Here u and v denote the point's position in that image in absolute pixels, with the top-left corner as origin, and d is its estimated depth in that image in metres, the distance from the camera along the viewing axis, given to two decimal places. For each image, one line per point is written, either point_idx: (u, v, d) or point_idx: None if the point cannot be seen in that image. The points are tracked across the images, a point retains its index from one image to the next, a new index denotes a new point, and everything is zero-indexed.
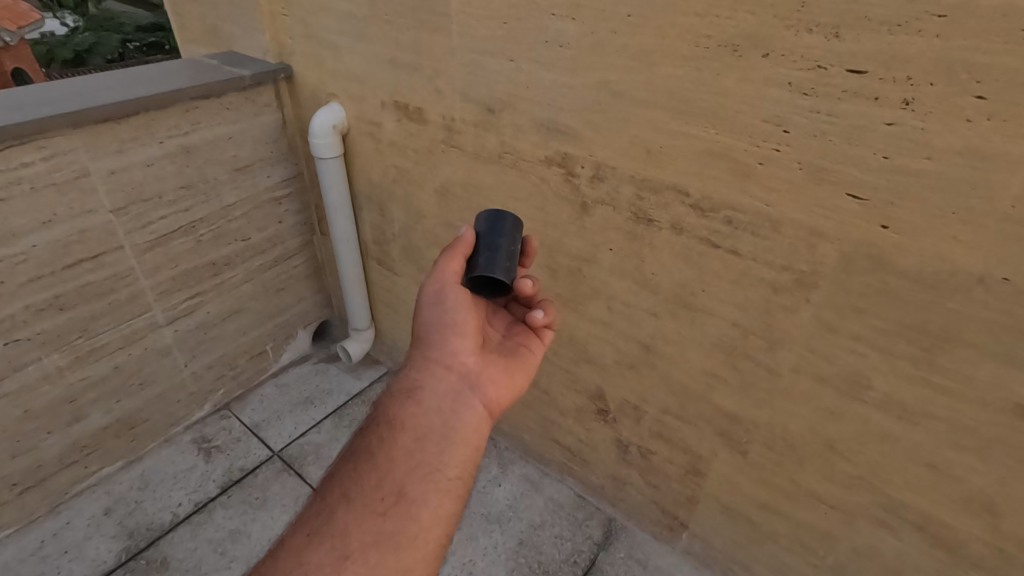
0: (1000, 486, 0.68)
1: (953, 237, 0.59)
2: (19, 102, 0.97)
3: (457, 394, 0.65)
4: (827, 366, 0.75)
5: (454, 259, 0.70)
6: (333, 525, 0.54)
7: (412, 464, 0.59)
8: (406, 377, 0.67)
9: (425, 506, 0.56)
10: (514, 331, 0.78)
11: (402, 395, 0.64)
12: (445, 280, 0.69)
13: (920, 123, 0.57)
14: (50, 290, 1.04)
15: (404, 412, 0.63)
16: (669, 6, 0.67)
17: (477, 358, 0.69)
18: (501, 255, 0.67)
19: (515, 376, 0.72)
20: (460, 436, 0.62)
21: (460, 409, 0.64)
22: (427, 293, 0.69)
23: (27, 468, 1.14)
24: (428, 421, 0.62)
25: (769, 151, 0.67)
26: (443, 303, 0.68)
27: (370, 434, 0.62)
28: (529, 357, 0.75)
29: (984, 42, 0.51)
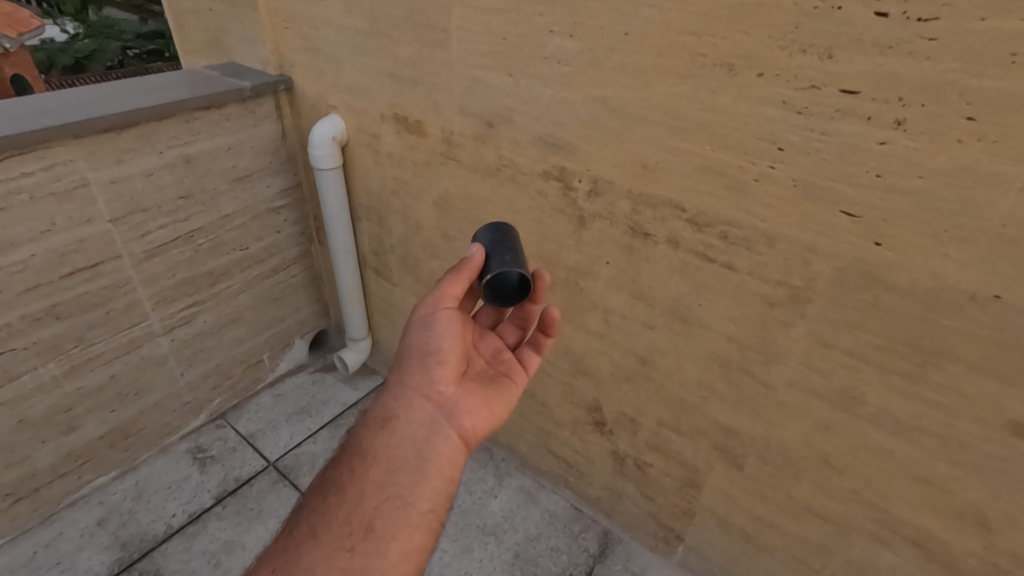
0: (993, 501, 0.68)
1: (946, 255, 0.60)
2: (20, 112, 0.97)
3: (433, 424, 0.65)
4: (822, 381, 0.76)
5: (456, 282, 0.69)
6: (298, 562, 0.54)
7: (385, 496, 0.59)
8: (383, 405, 0.67)
9: (395, 542, 0.57)
10: (498, 360, 0.77)
11: (379, 424, 0.65)
12: (436, 305, 0.69)
13: (911, 143, 0.57)
14: (47, 299, 1.04)
15: (378, 442, 0.63)
16: (667, 24, 0.68)
17: (456, 386, 0.69)
18: (515, 259, 0.68)
19: (496, 406, 0.71)
20: (433, 468, 0.62)
21: (435, 441, 0.64)
22: (417, 317, 0.70)
23: (21, 478, 1.14)
24: (401, 452, 0.62)
25: (764, 168, 0.68)
26: (428, 329, 0.68)
27: (343, 466, 0.62)
28: (511, 388, 0.75)
29: (974, 65, 0.52)
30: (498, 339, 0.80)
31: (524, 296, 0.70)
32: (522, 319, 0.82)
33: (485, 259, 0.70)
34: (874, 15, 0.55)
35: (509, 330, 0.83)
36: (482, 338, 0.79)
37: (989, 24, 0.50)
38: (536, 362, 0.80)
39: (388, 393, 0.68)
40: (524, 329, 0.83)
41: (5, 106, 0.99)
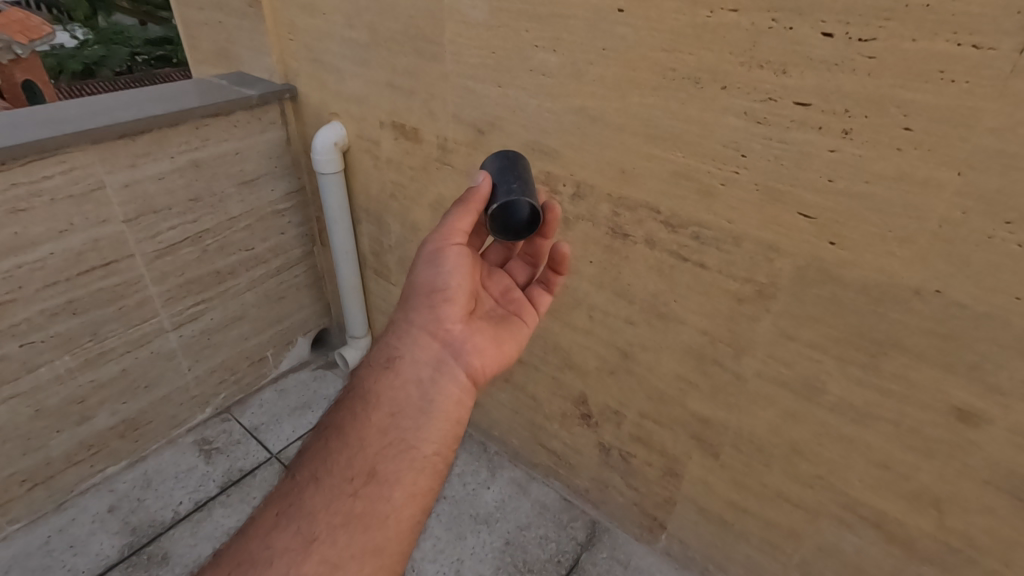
0: (943, 483, 0.73)
1: (891, 253, 0.65)
2: (41, 120, 1.04)
3: (440, 362, 0.67)
4: (787, 371, 0.81)
5: (465, 216, 0.68)
6: (302, 504, 0.57)
7: (389, 440, 0.61)
8: (389, 344, 0.68)
9: (398, 485, 0.59)
10: (507, 299, 0.79)
11: (381, 369, 0.67)
12: (444, 237, 0.69)
13: (858, 151, 0.63)
14: (64, 295, 1.10)
15: (381, 387, 0.65)
16: (639, 42, 0.74)
17: (464, 326, 0.71)
18: (525, 188, 0.67)
19: (503, 345, 0.74)
20: (438, 410, 0.65)
21: (442, 382, 0.66)
22: (426, 253, 0.70)
23: (36, 466, 1.20)
24: (406, 395, 0.64)
25: (729, 174, 0.74)
26: (436, 264, 0.69)
27: (345, 409, 0.64)
28: (519, 327, 0.77)
29: (909, 80, 0.58)
30: (507, 278, 0.81)
31: (532, 230, 0.69)
32: (531, 256, 0.83)
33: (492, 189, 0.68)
34: (821, 35, 0.61)
35: (518, 268, 0.83)
36: (491, 277, 0.80)
37: (920, 44, 0.56)
38: (546, 300, 0.81)
39: (394, 333, 0.69)
40: (534, 266, 0.83)
41: (27, 114, 1.06)
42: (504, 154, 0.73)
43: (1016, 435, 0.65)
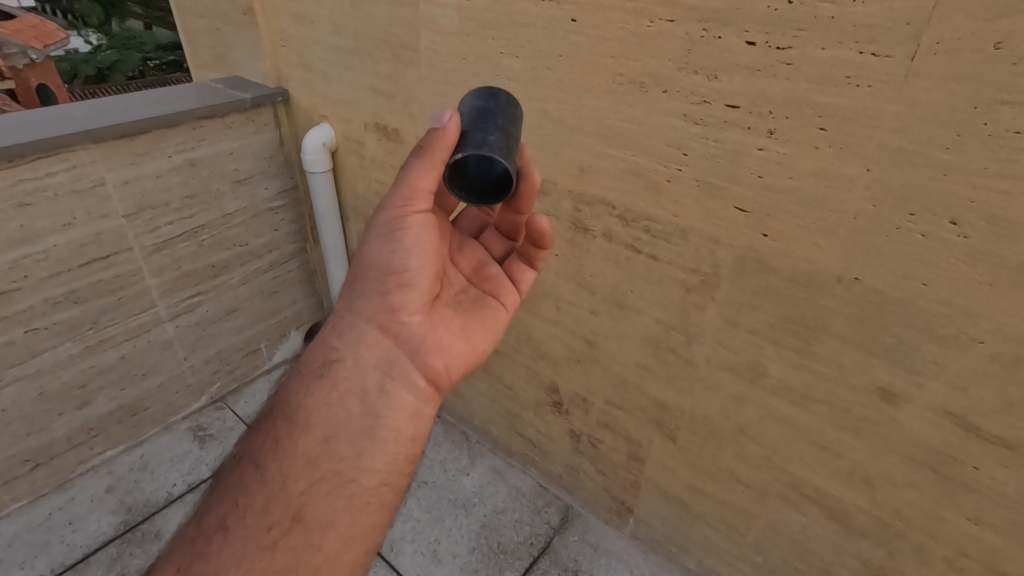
0: (872, 460, 0.79)
1: (816, 243, 0.71)
2: (48, 120, 1.11)
3: (392, 364, 0.70)
4: (731, 357, 0.87)
5: (427, 175, 0.65)
6: (207, 562, 0.57)
7: (320, 470, 0.63)
8: (338, 345, 0.70)
9: (328, 529, 0.61)
10: (480, 277, 0.81)
11: (318, 385, 0.67)
12: (400, 209, 0.68)
13: (782, 149, 0.69)
14: (67, 285, 1.18)
15: (315, 411, 0.66)
16: (591, 49, 0.80)
17: (423, 316, 0.72)
18: (499, 137, 0.62)
19: (470, 336, 0.76)
20: (385, 431, 0.67)
21: (392, 395, 0.68)
22: (383, 231, 0.69)
23: (39, 446, 1.27)
24: (346, 414, 0.66)
25: (673, 171, 0.80)
26: (390, 242, 0.68)
27: (268, 437, 0.65)
28: (488, 313, 0.79)
29: (821, 85, 0.63)
30: (482, 254, 0.83)
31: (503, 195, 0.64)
32: (509, 231, 0.85)
33: (459, 135, 0.63)
34: (745, 43, 0.67)
35: (494, 242, 0.85)
36: (462, 252, 0.82)
37: (828, 52, 0.62)
38: (523, 273, 0.83)
39: (343, 331, 0.71)
40: (512, 241, 0.85)
41: (35, 114, 1.13)
42: (486, 91, 0.68)
43: (932, 412, 0.71)
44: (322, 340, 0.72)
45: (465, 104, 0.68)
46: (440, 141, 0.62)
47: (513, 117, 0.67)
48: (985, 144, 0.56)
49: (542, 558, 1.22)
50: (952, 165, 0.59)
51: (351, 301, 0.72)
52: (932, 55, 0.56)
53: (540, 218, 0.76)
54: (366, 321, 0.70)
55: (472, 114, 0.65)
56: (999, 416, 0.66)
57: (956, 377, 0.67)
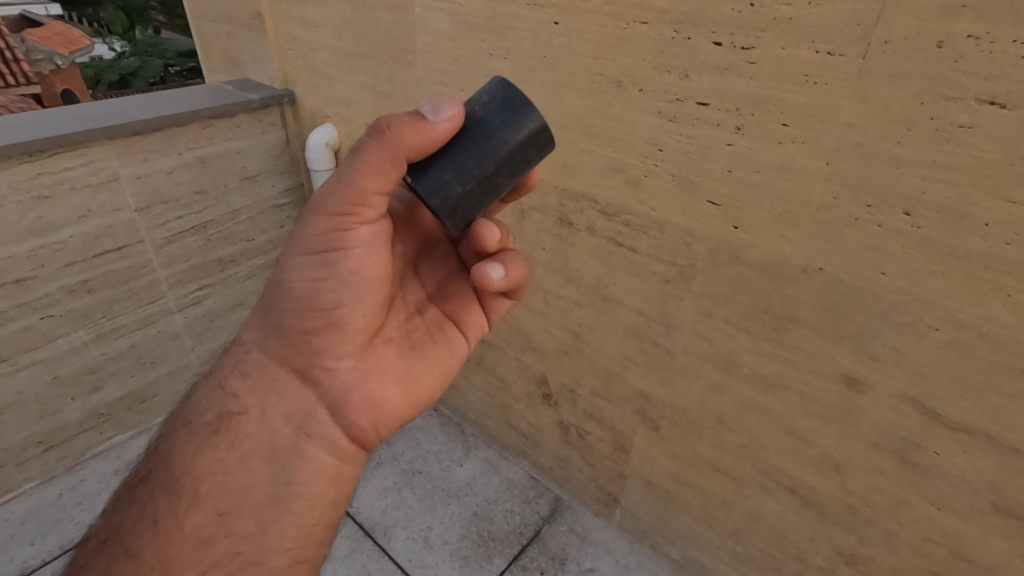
0: (841, 447, 0.81)
1: (782, 235, 0.74)
2: (67, 119, 1.17)
3: (311, 419, 0.69)
4: (707, 346, 0.90)
5: (377, 181, 0.58)
6: None
7: (213, 552, 0.62)
8: (246, 394, 0.68)
9: None
10: (442, 295, 0.78)
11: (214, 446, 0.66)
12: (328, 239, 0.62)
13: (749, 144, 0.72)
14: (80, 275, 1.23)
15: (209, 479, 0.64)
16: (572, 50, 0.84)
17: (353, 359, 0.69)
18: (462, 189, 0.58)
19: (411, 377, 0.73)
20: (296, 498, 0.66)
21: (307, 455, 0.68)
22: (310, 259, 0.63)
23: (51, 429, 1.33)
24: (249, 479, 0.65)
25: (650, 167, 0.83)
26: (318, 276, 0.64)
27: (146, 518, 0.63)
28: (434, 350, 0.76)
29: (783, 83, 0.67)
30: (452, 264, 0.79)
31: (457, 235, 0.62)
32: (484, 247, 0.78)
33: (439, 137, 0.57)
34: (712, 44, 0.70)
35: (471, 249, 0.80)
36: (429, 262, 0.78)
37: (787, 52, 0.65)
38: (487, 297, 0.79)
39: (254, 375, 0.69)
40: None
41: (55, 113, 1.20)
42: (512, 100, 0.58)
43: (895, 399, 0.74)
44: (218, 391, 0.70)
45: (486, 98, 0.59)
46: (412, 133, 0.55)
47: (519, 168, 0.60)
48: (933, 138, 0.59)
49: (530, 546, 1.25)
50: (904, 158, 0.62)
51: (265, 340, 0.69)
52: (883, 53, 0.59)
53: (487, 270, 0.69)
54: (280, 363, 0.69)
55: (474, 126, 0.58)
56: (957, 401, 0.69)
57: (916, 364, 0.70)
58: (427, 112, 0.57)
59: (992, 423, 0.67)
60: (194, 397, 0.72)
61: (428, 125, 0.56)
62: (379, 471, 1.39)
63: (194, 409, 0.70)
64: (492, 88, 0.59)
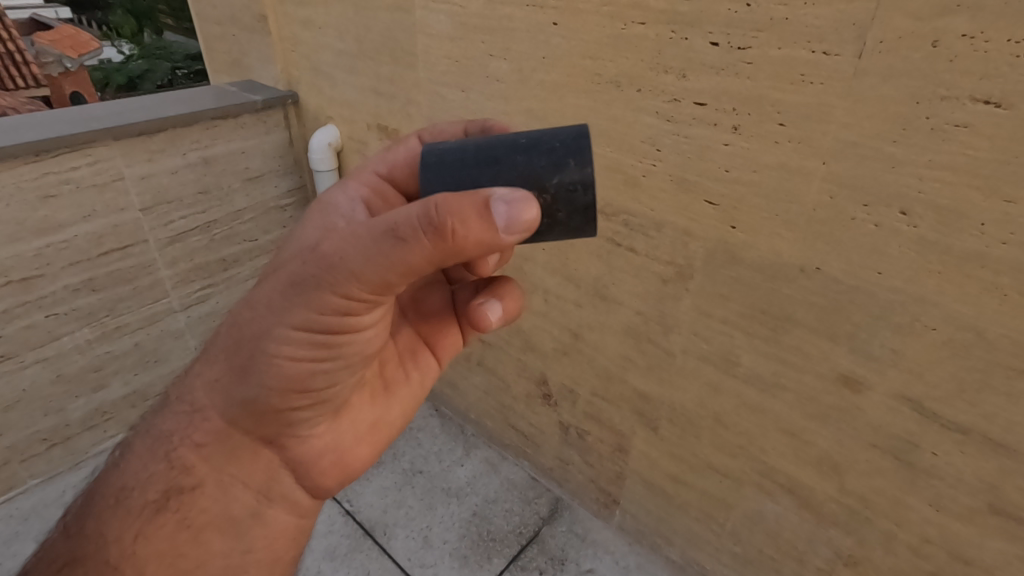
0: (839, 447, 0.81)
1: (779, 235, 0.74)
2: (73, 119, 1.19)
3: (273, 485, 0.69)
4: (705, 346, 0.90)
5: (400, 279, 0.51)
6: None
7: None
8: (199, 466, 0.65)
9: None
10: (421, 314, 0.79)
11: (162, 523, 0.63)
12: (323, 320, 0.56)
13: (746, 144, 0.72)
14: (86, 274, 1.25)
15: (157, 560, 0.62)
16: (571, 51, 0.84)
17: (329, 421, 0.70)
18: None
19: (385, 420, 0.76)
20: (255, 562, 0.68)
21: (267, 520, 0.69)
22: (300, 337, 0.58)
23: (56, 426, 1.34)
24: (205, 554, 0.64)
25: (649, 167, 0.83)
26: (307, 355, 0.59)
27: None
28: (407, 387, 0.78)
29: (779, 83, 0.67)
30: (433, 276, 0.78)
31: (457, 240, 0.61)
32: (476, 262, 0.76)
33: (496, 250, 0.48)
34: (709, 44, 0.71)
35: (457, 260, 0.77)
36: None
37: (784, 52, 0.66)
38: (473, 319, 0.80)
39: (214, 444, 0.66)
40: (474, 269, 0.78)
41: (61, 113, 1.21)
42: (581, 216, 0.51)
43: (892, 399, 0.73)
44: (164, 462, 0.65)
45: (564, 206, 0.51)
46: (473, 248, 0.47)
47: None
48: (928, 138, 0.59)
49: (529, 546, 1.25)
50: (900, 158, 0.62)
51: (227, 408, 0.64)
52: (878, 52, 0.60)
53: (485, 311, 0.69)
54: (245, 431, 0.66)
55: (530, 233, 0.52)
56: (954, 401, 0.69)
57: (913, 364, 0.70)
58: (495, 211, 0.45)
59: (990, 423, 0.67)
60: (129, 462, 0.67)
61: (494, 237, 0.46)
62: (380, 471, 1.40)
63: (131, 480, 0.65)
64: (577, 196, 0.51)
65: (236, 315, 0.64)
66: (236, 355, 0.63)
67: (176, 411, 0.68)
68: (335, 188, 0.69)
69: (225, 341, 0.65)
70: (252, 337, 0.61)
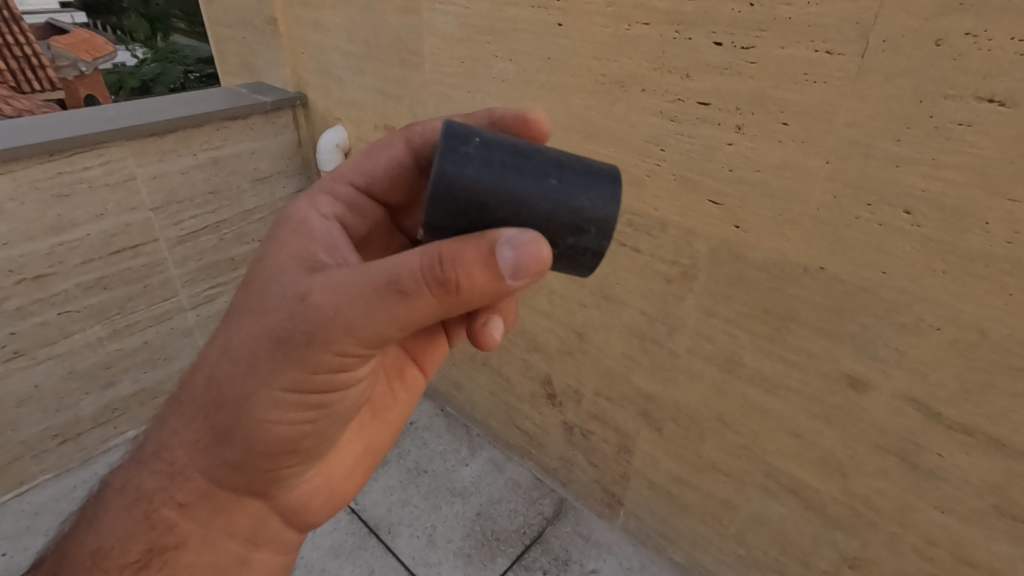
0: (844, 449, 0.81)
1: (783, 234, 0.74)
2: (87, 120, 1.21)
3: (260, 531, 0.72)
4: (710, 346, 0.90)
5: (396, 331, 0.52)
6: None
7: None
8: (183, 525, 0.65)
9: None
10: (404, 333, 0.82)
11: None
12: (315, 380, 0.57)
13: (750, 144, 0.73)
14: (97, 272, 1.26)
15: None
16: (576, 51, 0.85)
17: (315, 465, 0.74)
18: None
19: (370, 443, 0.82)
20: None
21: (254, 563, 0.72)
22: (292, 397, 0.58)
23: (67, 422, 1.36)
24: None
25: (653, 166, 0.84)
26: (299, 413, 0.60)
27: None
28: (389, 411, 0.84)
29: (783, 82, 0.67)
30: None
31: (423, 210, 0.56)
32: None
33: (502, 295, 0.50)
34: (713, 44, 0.71)
35: None
36: None
37: (787, 51, 0.66)
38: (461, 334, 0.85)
39: (198, 502, 0.65)
40: None
41: (75, 114, 1.23)
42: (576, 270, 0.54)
43: (897, 399, 0.73)
44: (147, 521, 0.64)
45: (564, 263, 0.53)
46: (479, 296, 0.48)
47: None
48: (932, 136, 0.59)
49: (533, 546, 1.26)
50: (904, 156, 0.62)
51: (214, 469, 0.64)
52: (882, 52, 0.60)
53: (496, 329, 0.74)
54: (234, 488, 0.67)
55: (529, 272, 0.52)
56: (959, 402, 0.68)
57: (917, 364, 0.69)
58: (501, 257, 0.46)
59: (996, 424, 0.66)
60: (110, 521, 0.65)
61: (499, 284, 0.47)
62: (385, 470, 1.40)
63: (113, 543, 0.64)
64: (573, 240, 0.51)
65: (208, 371, 0.61)
66: (214, 419, 0.61)
67: (152, 469, 0.65)
68: (305, 203, 0.71)
69: (199, 396, 0.62)
70: (234, 399, 0.59)
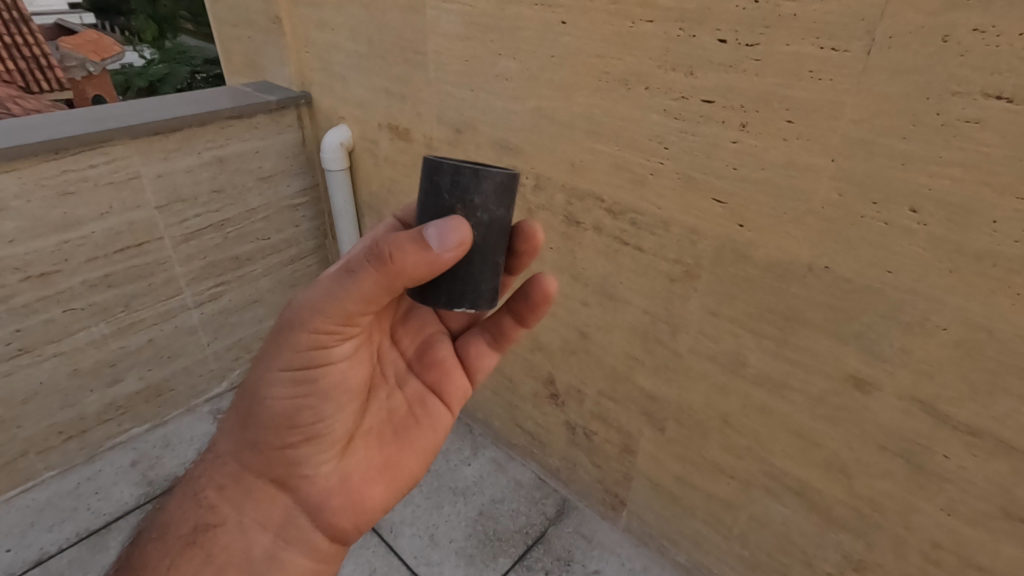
0: (848, 450, 0.80)
1: (787, 233, 0.74)
2: (92, 119, 1.21)
3: (289, 527, 0.68)
4: (713, 346, 0.89)
5: (358, 303, 0.55)
6: None
7: None
8: (222, 505, 0.67)
9: None
10: (426, 359, 0.79)
11: (188, 559, 0.64)
12: (302, 358, 0.61)
13: (754, 142, 0.72)
14: (102, 269, 1.27)
15: None
16: (579, 50, 0.85)
17: (335, 464, 0.69)
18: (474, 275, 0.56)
19: (400, 458, 0.74)
20: None
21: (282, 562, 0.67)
22: (286, 375, 0.62)
23: (71, 420, 1.36)
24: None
25: (656, 165, 0.83)
26: (292, 393, 0.62)
27: None
28: (420, 433, 0.76)
29: (787, 79, 0.67)
30: (434, 324, 0.81)
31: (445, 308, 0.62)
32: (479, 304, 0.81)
33: (453, 258, 0.51)
34: (717, 41, 0.71)
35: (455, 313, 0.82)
36: (406, 324, 0.79)
37: (792, 48, 0.65)
38: (489, 358, 0.81)
39: (231, 486, 0.68)
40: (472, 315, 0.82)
41: (81, 114, 1.24)
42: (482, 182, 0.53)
43: (903, 400, 0.72)
44: (195, 501, 0.68)
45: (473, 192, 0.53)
46: (414, 259, 0.49)
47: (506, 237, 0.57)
48: (939, 134, 0.59)
49: (536, 547, 1.25)
50: (910, 154, 0.61)
51: (240, 452, 0.68)
52: (888, 48, 0.59)
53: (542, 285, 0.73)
54: (257, 474, 0.68)
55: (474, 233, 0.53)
56: (965, 403, 0.67)
57: (923, 364, 0.69)
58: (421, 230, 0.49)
59: (1003, 425, 0.65)
60: (169, 505, 0.70)
61: (425, 252, 0.49)
62: None
63: (170, 519, 0.68)
64: (462, 173, 0.53)
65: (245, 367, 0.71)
66: (240, 402, 0.67)
67: (202, 458, 0.72)
68: None
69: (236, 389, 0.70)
70: (248, 382, 0.65)
